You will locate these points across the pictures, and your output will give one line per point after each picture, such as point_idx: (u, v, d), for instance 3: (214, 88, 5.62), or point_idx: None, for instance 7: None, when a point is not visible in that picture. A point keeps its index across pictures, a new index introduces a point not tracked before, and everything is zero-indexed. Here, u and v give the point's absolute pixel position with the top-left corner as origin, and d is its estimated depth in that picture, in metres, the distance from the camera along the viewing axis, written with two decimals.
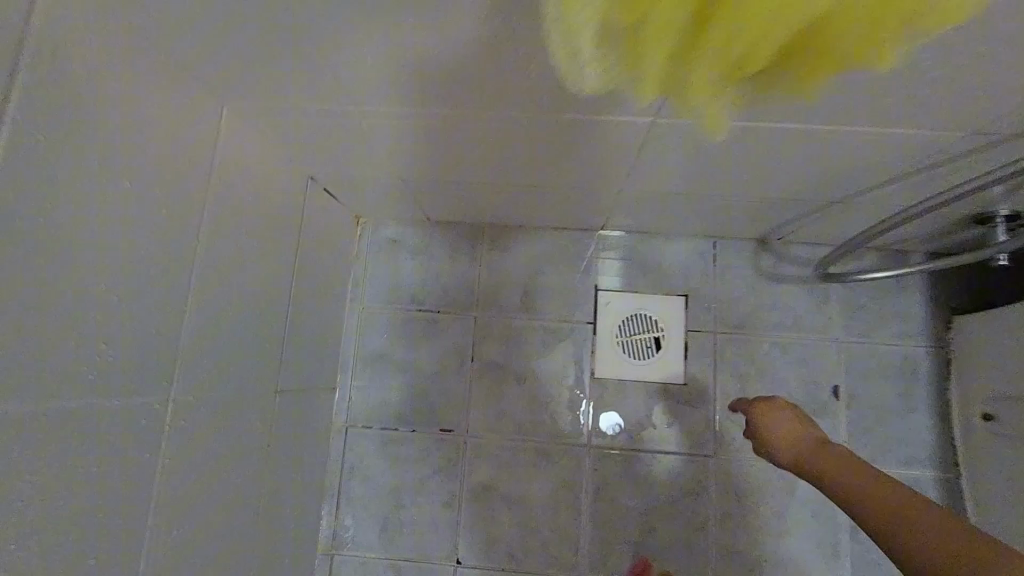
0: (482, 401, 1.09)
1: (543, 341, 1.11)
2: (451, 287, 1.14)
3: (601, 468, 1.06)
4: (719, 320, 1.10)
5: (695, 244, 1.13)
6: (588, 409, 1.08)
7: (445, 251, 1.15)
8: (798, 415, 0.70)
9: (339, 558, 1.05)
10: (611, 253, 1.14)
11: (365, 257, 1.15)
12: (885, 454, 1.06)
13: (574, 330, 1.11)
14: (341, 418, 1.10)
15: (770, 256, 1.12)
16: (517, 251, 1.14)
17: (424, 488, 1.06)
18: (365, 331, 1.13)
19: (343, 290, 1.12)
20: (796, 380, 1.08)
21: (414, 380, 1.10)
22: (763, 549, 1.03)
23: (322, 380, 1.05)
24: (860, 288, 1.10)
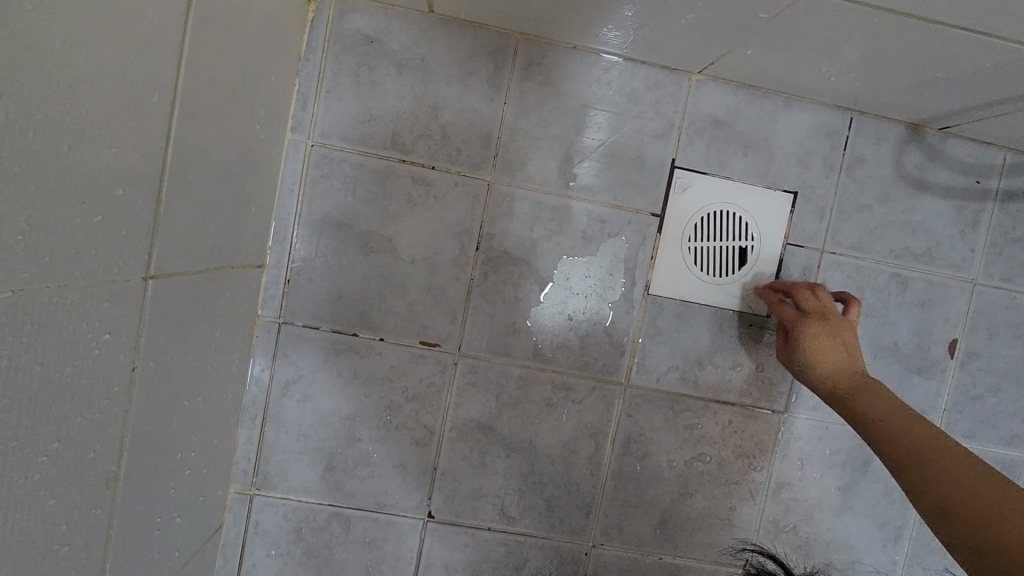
0: (488, 309, 0.75)
1: (585, 232, 0.75)
2: (456, 131, 0.73)
3: (636, 415, 0.78)
4: (832, 234, 0.78)
5: (824, 118, 0.77)
6: (633, 336, 0.77)
7: (454, 71, 0.72)
8: (841, 332, 0.67)
9: (263, 501, 0.75)
10: (704, 113, 0.75)
11: (323, 60, 0.71)
12: (987, 429, 0.82)
13: (633, 223, 0.75)
14: (271, 309, 0.73)
15: (918, 152, 0.78)
16: (567, 89, 0.74)
17: (391, 418, 0.75)
18: (318, 183, 0.72)
19: (282, 110, 0.69)
20: (909, 326, 0.80)
21: (389, 267, 0.74)
22: (816, 528, 0.81)
23: (243, 253, 0.66)
24: (1022, 215, 0.80)
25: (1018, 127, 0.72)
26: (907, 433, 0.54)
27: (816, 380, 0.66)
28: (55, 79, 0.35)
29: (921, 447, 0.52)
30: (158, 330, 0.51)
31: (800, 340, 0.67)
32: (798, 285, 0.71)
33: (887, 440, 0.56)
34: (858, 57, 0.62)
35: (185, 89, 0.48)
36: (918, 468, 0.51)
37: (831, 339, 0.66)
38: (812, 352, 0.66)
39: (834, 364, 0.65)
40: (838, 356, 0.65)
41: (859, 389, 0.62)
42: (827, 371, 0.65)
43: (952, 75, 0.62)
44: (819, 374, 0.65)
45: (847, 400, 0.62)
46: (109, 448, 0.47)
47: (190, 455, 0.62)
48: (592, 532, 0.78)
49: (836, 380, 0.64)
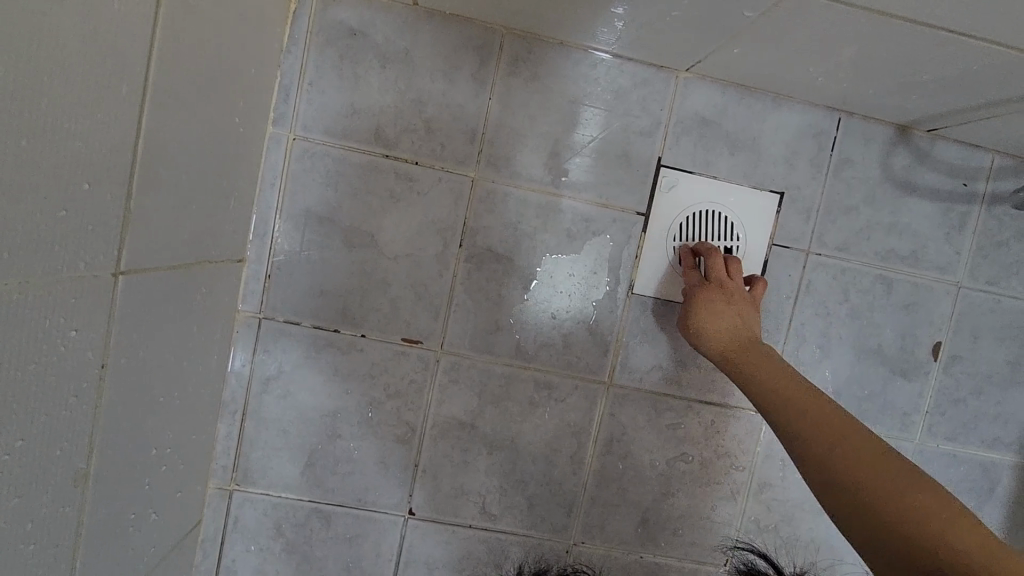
0: (471, 306, 0.74)
1: (570, 230, 0.75)
2: (440, 126, 0.72)
3: (619, 414, 0.77)
4: (819, 235, 0.77)
5: (812, 118, 0.76)
6: (616, 335, 0.76)
7: (438, 65, 0.71)
8: (731, 302, 0.68)
9: (243, 497, 0.74)
10: (691, 111, 0.75)
11: (305, 52, 0.70)
12: (969, 431, 0.82)
13: (618, 221, 0.75)
14: (251, 305, 0.72)
15: (906, 153, 0.78)
16: (553, 86, 0.73)
17: (372, 415, 0.75)
18: (299, 177, 0.71)
19: (263, 103, 0.68)
20: (894, 328, 0.80)
21: (371, 263, 0.73)
22: (797, 528, 0.81)
23: (221, 247, 0.65)
24: (1009, 218, 0.80)
25: (1005, 130, 0.71)
26: (804, 408, 0.56)
27: (704, 346, 0.68)
28: (14, 71, 0.34)
29: (812, 416, 0.55)
30: (130, 326, 0.50)
31: (697, 310, 0.69)
32: (710, 249, 0.72)
33: (777, 408, 0.58)
34: (846, 57, 0.62)
35: (157, 81, 0.47)
36: (808, 437, 0.53)
37: (729, 307, 0.68)
38: (709, 321, 0.68)
39: (726, 332, 0.67)
40: (730, 322, 0.67)
41: (750, 357, 0.63)
42: (720, 338, 0.67)
43: (941, 77, 0.62)
44: (711, 339, 0.67)
45: (737, 364, 0.64)
46: (79, 446, 0.46)
47: (165, 452, 0.62)
48: (574, 530, 0.78)
49: (729, 349, 0.65)
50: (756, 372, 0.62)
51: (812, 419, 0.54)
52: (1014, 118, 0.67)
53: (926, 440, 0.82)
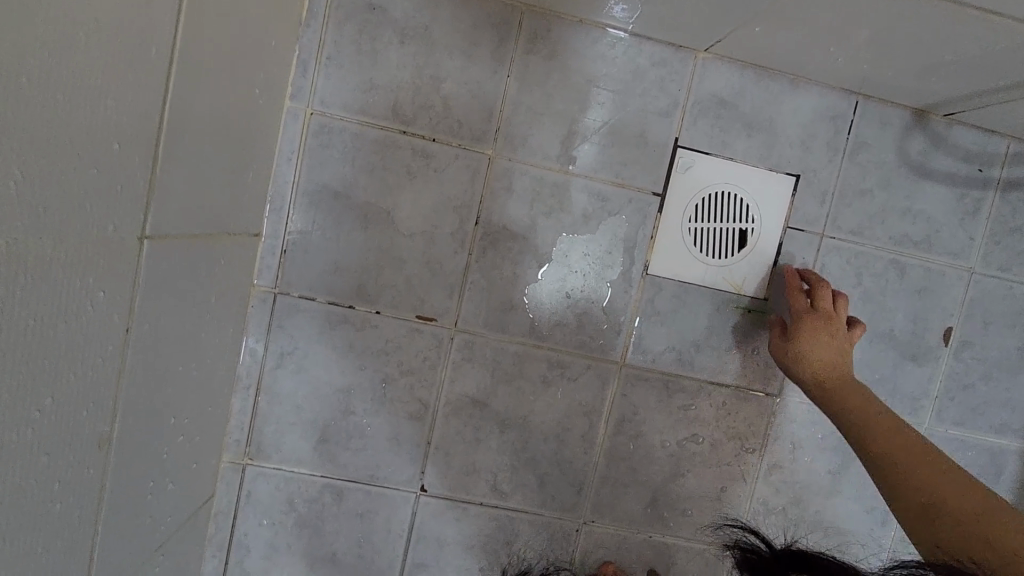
0: (486, 285, 0.75)
1: (586, 209, 0.75)
2: (458, 103, 0.72)
3: (631, 394, 0.78)
4: (833, 219, 0.78)
5: (830, 101, 0.76)
6: (630, 316, 0.77)
7: (457, 41, 0.71)
8: (837, 337, 0.66)
9: (256, 471, 0.75)
10: (709, 92, 0.75)
11: (323, 26, 0.70)
12: (977, 416, 0.83)
13: (633, 202, 0.75)
14: (267, 279, 0.72)
15: (922, 138, 0.78)
16: (571, 64, 0.73)
17: (386, 391, 0.75)
18: (316, 152, 0.71)
19: (282, 76, 0.67)
20: (905, 313, 0.80)
21: (387, 240, 0.73)
22: (805, 510, 0.82)
23: (239, 220, 0.65)
24: (1022, 205, 0.80)
25: (1022, 114, 0.71)
26: (902, 446, 0.57)
27: (801, 374, 0.66)
28: (47, 23, 0.34)
29: (905, 457, 0.56)
30: (153, 293, 0.50)
31: (801, 336, 0.66)
32: (823, 284, 0.71)
33: (879, 449, 0.58)
34: (869, 38, 0.61)
35: (183, 46, 0.47)
36: (910, 480, 0.54)
37: (833, 341, 0.66)
38: (812, 349, 0.65)
39: (827, 364, 0.65)
40: (831, 355, 0.65)
41: (852, 392, 0.63)
42: (818, 369, 0.65)
43: (963, 58, 0.61)
44: (810, 370, 0.65)
45: (836, 400, 0.63)
46: (103, 409, 0.47)
47: (183, 422, 0.62)
48: (584, 509, 0.79)
49: (830, 377, 0.64)
50: (856, 405, 0.62)
51: (911, 459, 0.56)
52: None
53: (934, 424, 0.82)
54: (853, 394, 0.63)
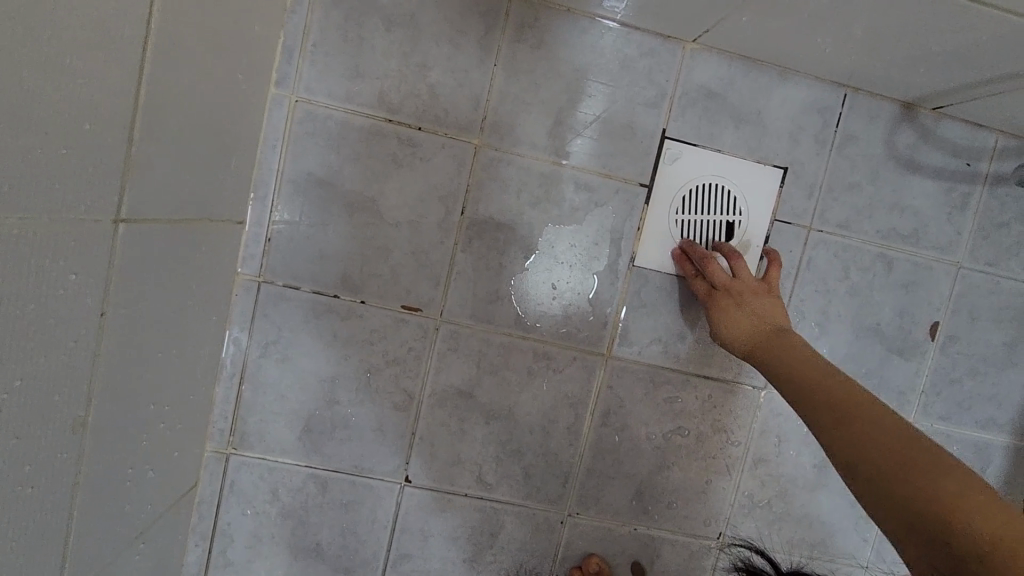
0: (471, 275, 0.74)
1: (573, 200, 0.74)
2: (445, 91, 0.71)
3: (617, 386, 0.78)
4: (820, 212, 0.77)
5: (818, 94, 0.76)
6: (616, 308, 0.76)
7: (443, 29, 0.71)
8: (744, 300, 0.67)
9: (239, 461, 0.74)
10: (697, 83, 0.74)
11: (309, 13, 0.69)
12: (963, 412, 0.83)
13: (620, 193, 0.75)
14: (251, 268, 0.72)
15: (911, 132, 0.78)
16: (559, 53, 0.72)
17: (371, 381, 0.75)
18: (301, 140, 0.70)
19: (266, 62, 0.67)
20: (892, 307, 0.80)
21: (372, 229, 0.73)
22: (790, 503, 0.82)
23: (222, 207, 0.64)
24: (1010, 200, 0.80)
25: (1010, 108, 0.71)
26: (822, 388, 0.55)
27: (733, 344, 0.66)
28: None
29: (832, 395, 0.53)
30: (130, 277, 0.50)
31: (719, 314, 0.67)
32: (702, 252, 0.71)
33: (804, 397, 0.56)
34: (855, 28, 0.61)
35: (160, 26, 0.46)
36: (833, 419, 0.52)
37: (743, 307, 0.66)
38: (732, 320, 0.66)
39: (747, 329, 0.65)
40: (749, 320, 0.66)
41: (778, 342, 0.62)
42: (741, 334, 0.65)
43: (949, 49, 0.61)
44: (734, 340, 0.66)
45: (761, 358, 0.62)
46: (77, 393, 0.46)
47: (163, 409, 0.61)
48: (569, 501, 0.79)
49: (754, 339, 0.64)
50: (778, 357, 0.61)
51: (834, 399, 0.53)
52: (1019, 95, 0.67)
53: (920, 419, 0.82)
54: (775, 345, 0.62)
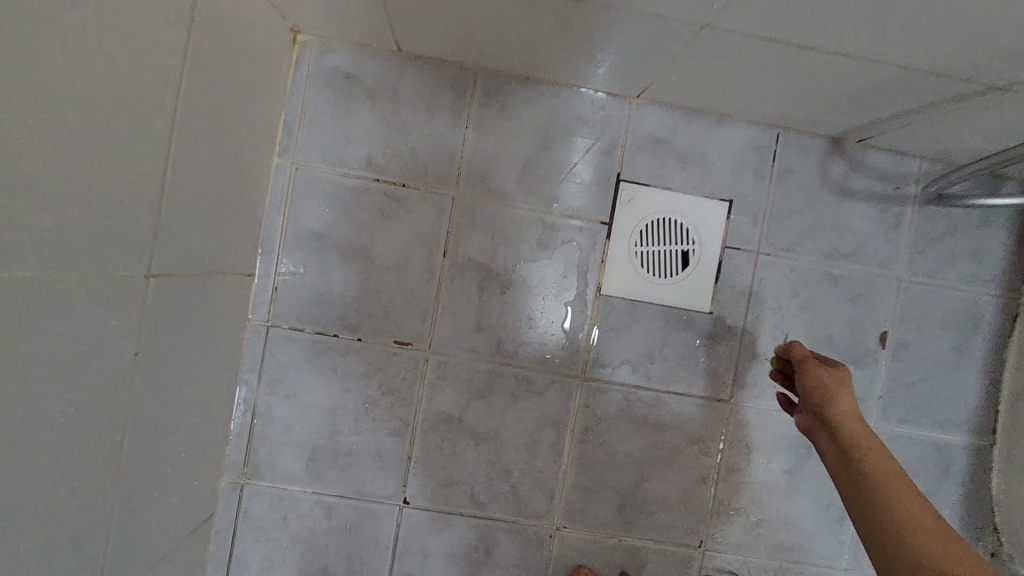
0: (456, 310, 0.83)
1: (542, 239, 0.84)
2: (423, 153, 0.82)
3: (594, 405, 0.85)
4: (766, 238, 0.86)
5: (753, 135, 0.86)
6: (587, 332, 0.85)
7: (420, 100, 0.82)
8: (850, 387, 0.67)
9: (252, 490, 0.82)
10: (645, 132, 0.85)
11: (305, 94, 0.81)
12: (923, 414, 0.89)
13: (584, 230, 0.84)
14: (259, 313, 0.81)
15: (841, 162, 0.87)
16: (521, 114, 0.83)
17: (370, 410, 0.83)
18: (301, 199, 0.81)
19: (269, 138, 0.78)
20: (842, 320, 0.87)
21: (366, 273, 0.82)
22: (766, 509, 0.87)
23: (233, 262, 0.74)
24: (940, 217, 0.88)
25: (923, 137, 0.81)
26: (902, 510, 0.58)
27: (826, 428, 0.65)
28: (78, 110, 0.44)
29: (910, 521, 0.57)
30: (158, 324, 0.59)
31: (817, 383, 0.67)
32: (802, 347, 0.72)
33: (880, 510, 0.59)
34: (768, 82, 0.71)
35: (182, 121, 0.57)
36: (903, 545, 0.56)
37: (842, 391, 0.66)
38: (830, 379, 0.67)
39: (848, 424, 0.64)
40: (854, 418, 0.64)
41: (869, 453, 0.62)
42: (842, 426, 0.64)
43: (852, 93, 0.71)
44: (830, 418, 0.65)
45: (853, 458, 0.62)
46: (114, 423, 0.55)
47: (184, 441, 0.70)
48: (557, 515, 0.85)
49: (848, 441, 0.63)
50: (869, 465, 0.61)
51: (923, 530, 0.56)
52: (924, 127, 0.77)
53: (881, 422, 0.88)
54: (870, 456, 0.62)
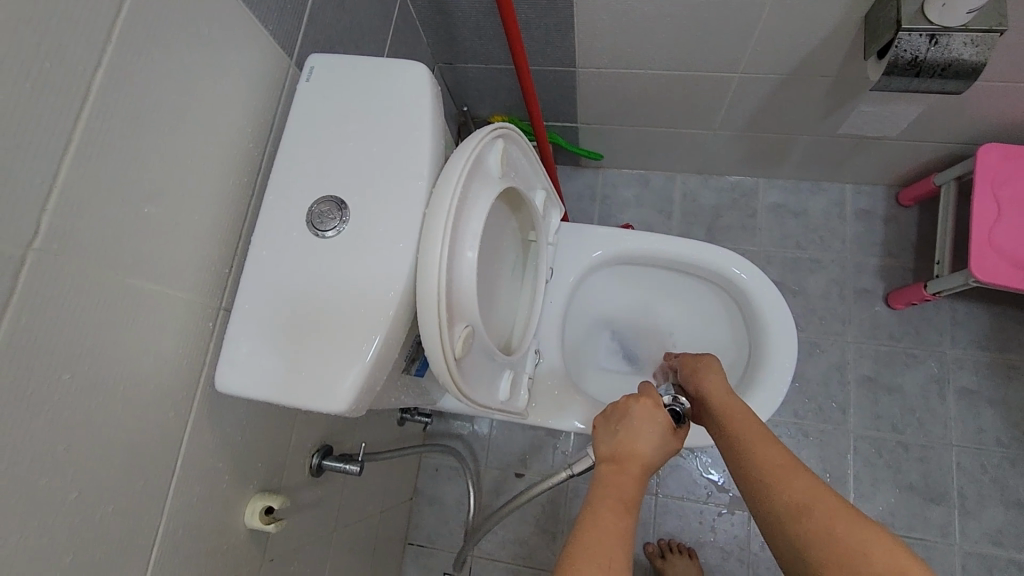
0: None
1: (366, 524, 1.21)
2: None
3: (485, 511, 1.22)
4: None
5: None
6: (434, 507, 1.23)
7: None
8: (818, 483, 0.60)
9: None
10: None
11: None
12: None
13: (371, 492, 1.22)
14: None
15: None
16: None
17: None
18: None
19: None
20: None
21: None
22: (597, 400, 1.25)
23: None
24: None
25: None
26: (754, 446, 0.68)
27: (693, 367, 0.85)
28: None
29: (749, 438, 0.69)
30: None
31: (722, 407, 0.76)
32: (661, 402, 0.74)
33: (732, 420, 0.73)
34: None
35: None
36: (732, 427, 0.72)
37: (768, 442, 0.67)
38: (701, 373, 0.83)
39: (747, 424, 0.71)
40: (755, 427, 0.70)
41: (739, 418, 0.73)
42: (713, 389, 0.79)
43: None
44: (710, 390, 0.79)
45: (716, 408, 0.77)
46: None
47: None
48: (536, 540, 1.43)
49: (712, 390, 0.79)
50: (743, 426, 0.71)
51: (757, 435, 0.69)
52: None
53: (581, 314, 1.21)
54: (743, 417, 0.72)
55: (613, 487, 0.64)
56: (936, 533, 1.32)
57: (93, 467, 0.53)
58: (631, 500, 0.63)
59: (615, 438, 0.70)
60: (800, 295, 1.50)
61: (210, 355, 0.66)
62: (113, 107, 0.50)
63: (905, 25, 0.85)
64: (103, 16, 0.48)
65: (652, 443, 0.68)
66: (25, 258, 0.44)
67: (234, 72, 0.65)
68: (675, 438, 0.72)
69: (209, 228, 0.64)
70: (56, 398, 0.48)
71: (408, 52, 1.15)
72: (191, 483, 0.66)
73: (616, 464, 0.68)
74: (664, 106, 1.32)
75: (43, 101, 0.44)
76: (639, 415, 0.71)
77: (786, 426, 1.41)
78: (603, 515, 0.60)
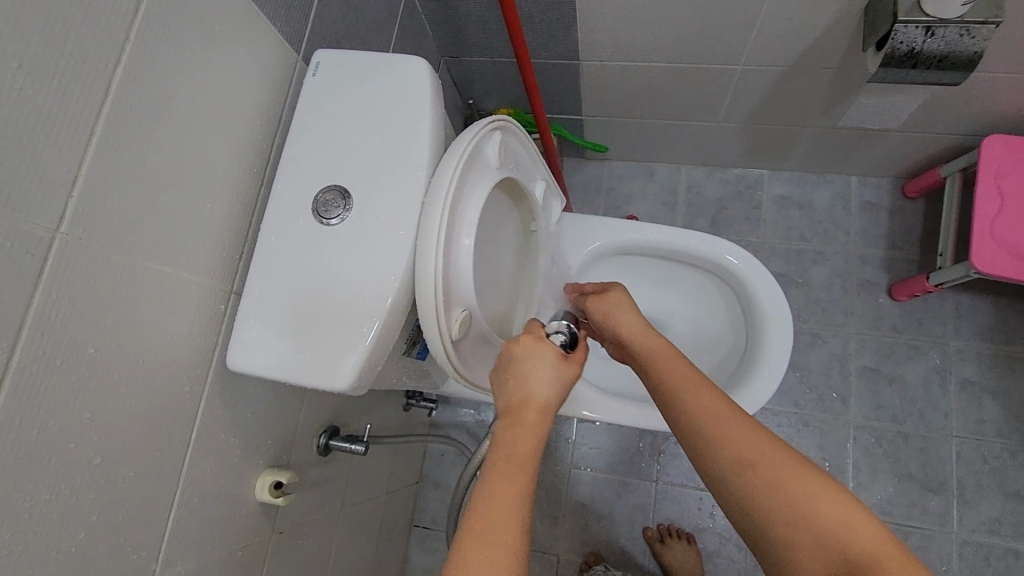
0: None
1: (373, 504, 1.25)
2: None
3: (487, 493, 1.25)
4: None
5: None
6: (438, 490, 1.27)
7: None
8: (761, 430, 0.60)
9: None
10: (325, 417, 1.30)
11: None
12: None
13: (378, 474, 1.26)
14: None
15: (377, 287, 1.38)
16: None
17: None
18: None
19: None
20: None
21: None
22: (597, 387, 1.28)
23: None
24: None
25: None
26: (691, 392, 0.65)
27: (601, 303, 0.81)
28: None
29: (682, 382, 0.66)
30: None
31: (651, 346, 0.72)
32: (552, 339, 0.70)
33: (659, 363, 0.69)
34: None
35: None
36: (664, 370, 0.68)
37: (703, 387, 0.65)
38: (614, 313, 0.78)
39: (677, 364, 0.68)
40: (685, 368, 0.67)
41: (670, 359, 0.69)
42: (629, 329, 0.75)
43: None
44: (627, 330, 0.75)
45: (639, 348, 0.73)
46: None
47: None
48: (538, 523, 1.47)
49: (634, 331, 0.74)
50: (675, 369, 0.67)
51: (692, 380, 0.65)
52: None
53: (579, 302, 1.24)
54: (676, 361, 0.68)
55: (508, 446, 0.58)
56: (934, 522, 1.34)
57: (114, 437, 0.57)
58: (530, 456, 0.57)
59: (508, 387, 0.63)
60: (803, 287, 1.51)
61: (222, 336, 0.70)
62: (131, 101, 0.54)
63: (902, 17, 0.86)
64: (121, 17, 0.51)
65: (549, 381, 0.62)
66: (52, 242, 0.48)
67: (244, 67, 0.68)
68: (570, 366, 0.64)
69: (220, 216, 0.68)
70: (81, 371, 0.52)
71: (414, 46, 1.17)
72: (204, 455, 0.70)
73: (512, 415, 0.61)
74: (667, 98, 1.33)
75: (68, 96, 0.48)
76: (524, 355, 0.64)
77: (786, 416, 1.43)
78: (500, 483, 0.54)
